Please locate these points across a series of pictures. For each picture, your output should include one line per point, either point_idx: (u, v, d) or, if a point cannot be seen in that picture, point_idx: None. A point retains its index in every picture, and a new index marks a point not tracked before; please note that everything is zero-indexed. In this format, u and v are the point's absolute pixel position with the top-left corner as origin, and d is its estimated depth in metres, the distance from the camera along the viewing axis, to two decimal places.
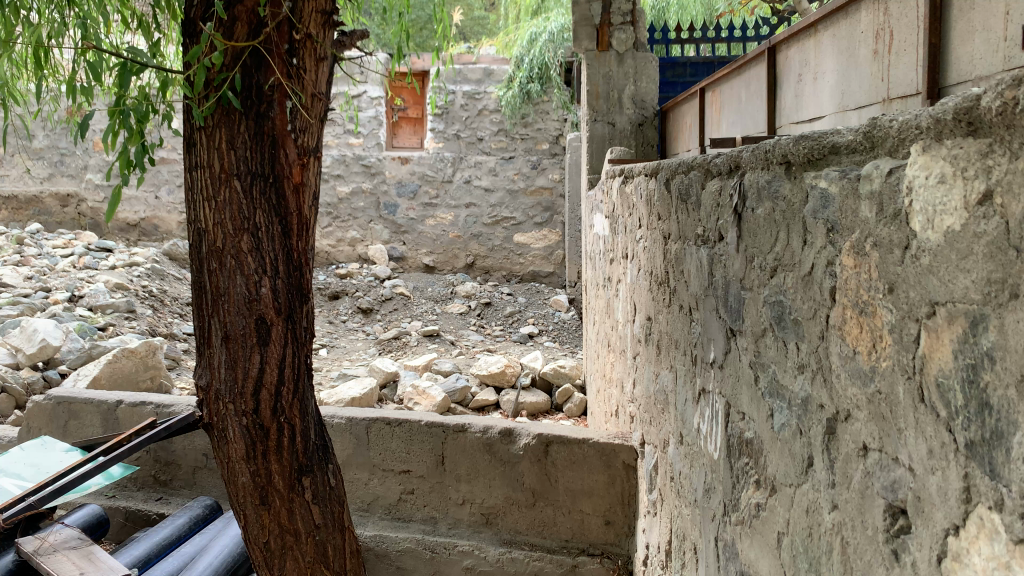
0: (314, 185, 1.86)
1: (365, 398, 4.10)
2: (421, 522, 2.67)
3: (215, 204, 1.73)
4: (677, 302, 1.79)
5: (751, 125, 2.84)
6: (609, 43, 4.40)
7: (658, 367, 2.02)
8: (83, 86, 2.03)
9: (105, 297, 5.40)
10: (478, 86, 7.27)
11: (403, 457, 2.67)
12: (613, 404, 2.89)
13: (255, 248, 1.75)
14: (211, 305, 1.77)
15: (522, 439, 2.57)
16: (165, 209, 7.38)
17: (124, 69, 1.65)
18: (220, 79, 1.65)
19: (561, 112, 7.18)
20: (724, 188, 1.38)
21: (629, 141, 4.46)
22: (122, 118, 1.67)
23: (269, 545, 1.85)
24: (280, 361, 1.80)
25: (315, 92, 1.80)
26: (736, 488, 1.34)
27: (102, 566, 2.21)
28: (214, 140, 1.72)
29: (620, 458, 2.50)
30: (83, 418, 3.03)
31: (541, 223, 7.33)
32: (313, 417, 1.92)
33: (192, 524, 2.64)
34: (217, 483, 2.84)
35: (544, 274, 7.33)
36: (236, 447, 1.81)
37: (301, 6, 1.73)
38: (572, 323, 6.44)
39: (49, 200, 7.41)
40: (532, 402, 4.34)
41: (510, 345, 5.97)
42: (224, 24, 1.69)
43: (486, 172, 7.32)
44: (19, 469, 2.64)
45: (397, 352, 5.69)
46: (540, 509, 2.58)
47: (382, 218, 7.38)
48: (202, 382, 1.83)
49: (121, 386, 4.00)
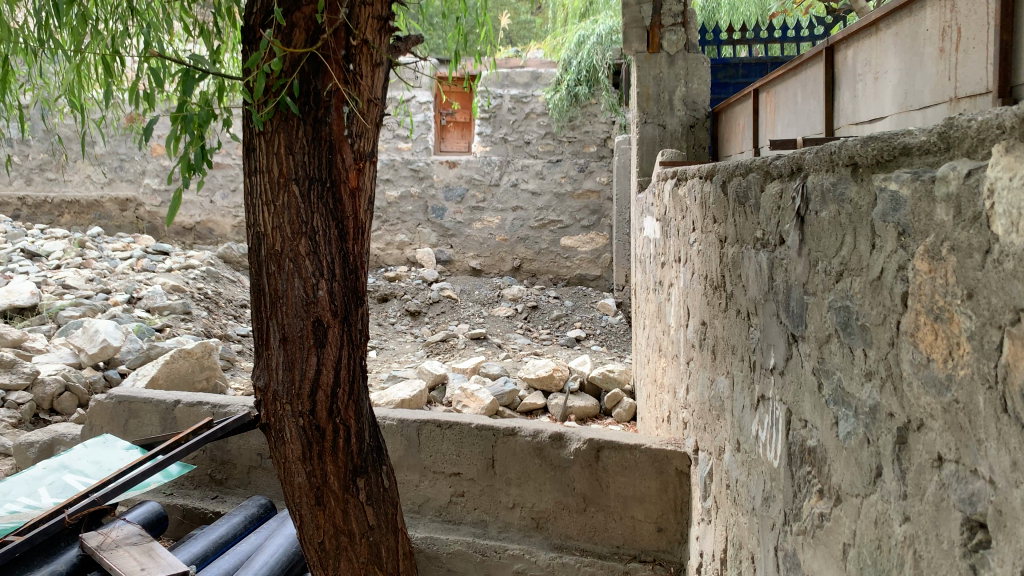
0: (369, 189, 1.88)
1: (414, 400, 4.12)
2: (472, 525, 2.68)
3: (275, 208, 1.76)
4: (734, 307, 1.77)
5: (807, 126, 2.79)
6: (660, 44, 4.36)
7: (713, 372, 1.99)
8: (146, 92, 2.07)
9: (163, 298, 5.54)
10: (526, 90, 7.30)
11: (453, 459, 2.69)
12: (665, 411, 2.86)
13: (313, 251, 1.77)
14: (270, 308, 1.80)
15: (573, 443, 2.55)
16: (220, 213, 7.54)
17: (188, 76, 1.68)
18: (278, 85, 1.68)
19: (609, 115, 7.13)
20: (786, 191, 1.36)
21: (680, 143, 4.41)
22: (183, 123, 1.69)
23: (324, 545, 1.87)
24: (337, 363, 1.82)
25: (371, 97, 1.82)
26: (798, 497, 1.31)
27: (163, 562, 2.28)
28: (273, 146, 1.74)
29: (673, 463, 2.47)
30: (142, 417, 3.10)
31: (588, 226, 7.28)
32: (368, 419, 1.93)
33: (247, 523, 2.69)
34: (271, 483, 2.89)
35: (591, 277, 7.28)
36: (293, 447, 1.84)
37: (358, 13, 1.75)
38: (619, 327, 6.40)
39: (109, 204, 7.63)
40: (580, 406, 4.31)
41: (558, 349, 5.95)
42: (283, 31, 1.72)
43: (533, 175, 7.31)
44: (82, 466, 2.72)
45: (445, 355, 5.72)
46: (591, 514, 2.56)
47: (430, 221, 7.44)
48: (261, 383, 1.86)
49: (178, 385, 4.09)
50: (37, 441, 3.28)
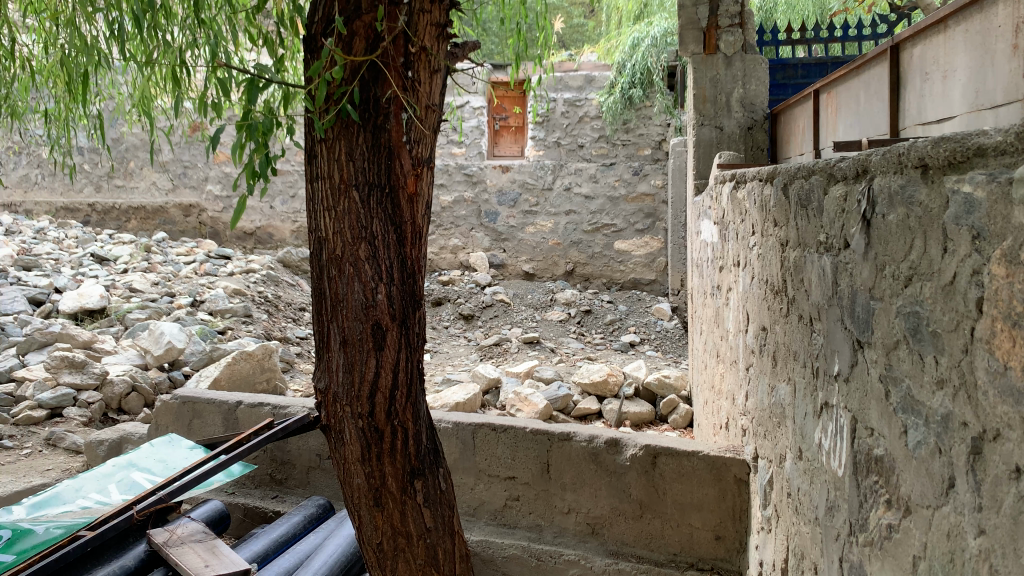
0: (426, 195, 1.90)
1: (468, 403, 4.14)
2: (527, 529, 2.68)
3: (336, 213, 1.79)
4: (796, 311, 1.73)
5: (870, 128, 2.73)
6: (717, 46, 4.32)
7: (774, 380, 1.95)
8: (212, 102, 2.12)
9: (225, 301, 5.69)
10: (580, 93, 7.30)
11: (508, 463, 2.69)
12: (723, 417, 2.82)
13: (372, 256, 1.79)
14: (331, 311, 1.83)
15: (629, 449, 2.54)
16: (279, 218, 7.70)
17: (253, 85, 1.72)
18: (340, 92, 1.71)
19: (664, 117, 7.06)
20: (851, 194, 1.33)
21: (737, 145, 4.36)
22: (248, 131, 1.72)
23: (383, 546, 1.89)
24: (395, 366, 1.84)
25: (428, 104, 1.84)
26: (864, 508, 1.28)
27: (226, 559, 2.34)
28: (334, 153, 1.78)
29: (731, 471, 2.43)
30: (205, 417, 3.18)
31: (642, 230, 7.22)
32: (426, 422, 1.95)
33: (307, 522, 2.73)
34: (329, 483, 2.93)
35: (646, 282, 7.21)
36: (353, 448, 1.86)
37: (417, 20, 1.78)
38: (675, 332, 6.33)
39: (173, 210, 7.86)
40: (636, 412, 4.27)
41: (612, 354, 5.91)
42: (344, 39, 1.75)
43: (587, 178, 7.29)
44: (149, 465, 2.80)
45: (498, 359, 5.73)
46: (648, 521, 2.54)
47: (483, 225, 7.48)
48: (321, 386, 1.89)
49: (240, 386, 4.19)
50: (106, 440, 3.39)
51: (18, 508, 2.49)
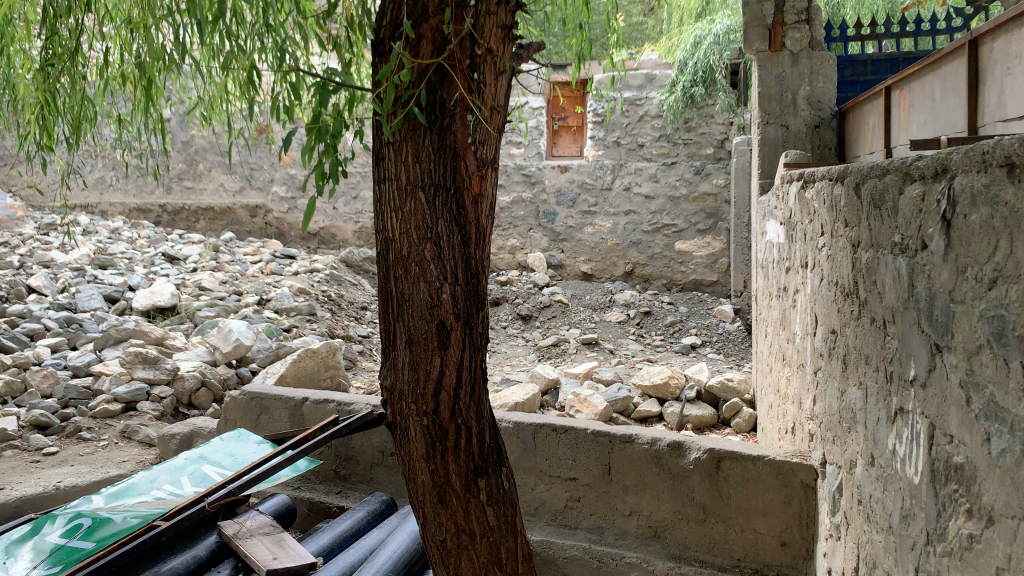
0: (491, 195, 1.90)
1: (528, 403, 4.15)
2: (588, 531, 2.67)
3: (402, 214, 1.82)
4: (868, 313, 1.69)
5: (946, 125, 2.64)
6: (783, 43, 4.25)
7: (845, 383, 1.91)
8: (284, 106, 2.16)
9: (290, 300, 5.81)
10: (640, 92, 7.24)
11: (569, 464, 2.69)
12: (788, 421, 2.77)
13: (438, 256, 1.81)
14: (397, 310, 1.86)
15: (692, 453, 2.51)
16: (342, 219, 7.84)
17: (323, 88, 1.75)
18: (407, 95, 1.74)
19: (727, 116, 6.96)
20: (928, 193, 1.29)
21: (803, 144, 4.26)
22: (318, 133, 1.75)
23: (446, 543, 1.90)
24: (459, 364, 1.86)
25: (494, 105, 1.85)
26: (942, 517, 1.24)
27: (293, 553, 2.40)
28: (401, 154, 1.81)
29: (798, 477, 2.38)
30: (272, 412, 3.26)
31: (704, 230, 7.12)
32: (489, 421, 1.95)
33: (370, 518, 2.78)
34: (392, 479, 2.98)
35: (707, 283, 7.10)
36: (417, 446, 1.89)
37: (483, 22, 1.79)
38: (737, 335, 6.22)
39: (240, 211, 8.08)
40: (697, 415, 4.22)
41: (672, 356, 5.85)
42: (411, 42, 1.79)
43: (647, 178, 7.22)
44: (219, 458, 2.89)
45: (556, 360, 5.74)
46: (711, 525, 2.51)
47: (542, 226, 7.50)
48: (388, 383, 1.93)
49: (305, 383, 4.29)
50: (178, 433, 3.50)
51: (97, 497, 2.59)
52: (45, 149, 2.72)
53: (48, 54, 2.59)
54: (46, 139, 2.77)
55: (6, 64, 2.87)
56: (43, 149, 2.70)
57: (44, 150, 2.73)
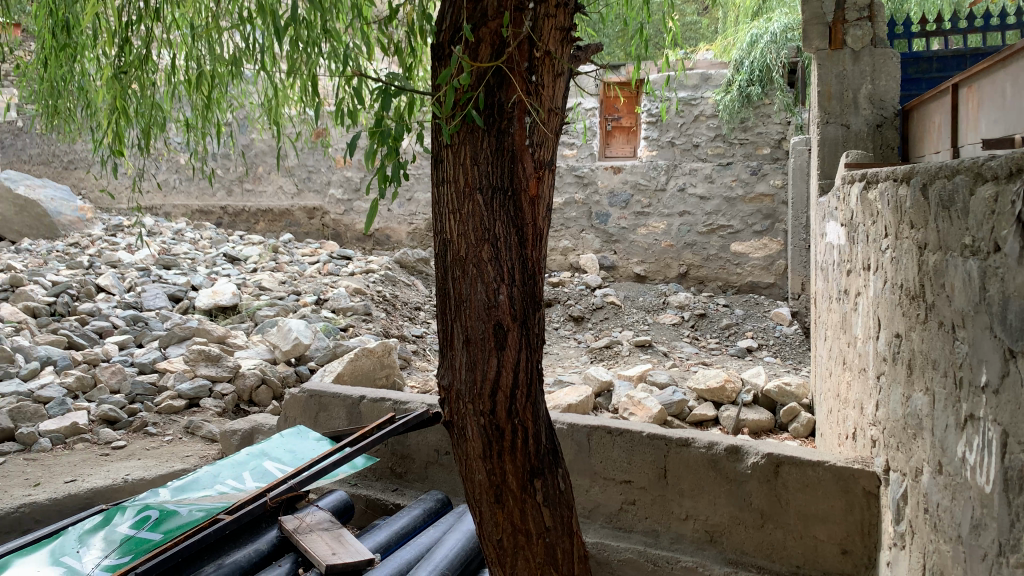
0: (548, 197, 1.90)
1: (581, 405, 4.14)
2: (643, 534, 2.65)
3: (460, 216, 1.84)
4: (935, 317, 1.65)
5: (1016, 124, 2.56)
6: (844, 40, 4.17)
7: (910, 389, 1.86)
8: (348, 111, 2.18)
9: (346, 300, 5.91)
10: (695, 92, 7.15)
11: (624, 467, 2.68)
12: (849, 427, 2.72)
13: (495, 257, 1.83)
14: (455, 311, 1.88)
15: (750, 457, 2.48)
16: (396, 220, 7.92)
17: (385, 92, 1.78)
18: (466, 99, 1.76)
19: (784, 115, 6.82)
20: (1001, 194, 1.26)
21: (865, 143, 4.17)
22: (380, 137, 1.78)
23: (503, 542, 1.91)
24: (516, 365, 1.86)
25: (552, 107, 1.85)
26: (1014, 528, 1.21)
27: (351, 549, 2.45)
28: (460, 157, 1.83)
29: (859, 483, 2.34)
30: (331, 410, 3.32)
31: (761, 232, 6.99)
32: (545, 421, 1.95)
33: (426, 516, 2.81)
34: (447, 478, 3.01)
35: (764, 285, 6.98)
36: (474, 445, 1.90)
37: (542, 24, 1.80)
38: (795, 338, 6.10)
39: (298, 213, 8.24)
40: (754, 419, 4.16)
41: (727, 359, 5.77)
42: (471, 46, 1.81)
43: (702, 178, 7.13)
44: (280, 454, 2.95)
45: (610, 362, 5.72)
46: (769, 531, 2.47)
47: (595, 227, 7.50)
48: (445, 383, 1.95)
49: (361, 382, 4.36)
50: (240, 429, 3.59)
51: (164, 491, 2.67)
52: (116, 154, 2.83)
53: (119, 60, 2.67)
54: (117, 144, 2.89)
55: (81, 73, 2.99)
56: (114, 154, 2.81)
57: (115, 154, 2.85)
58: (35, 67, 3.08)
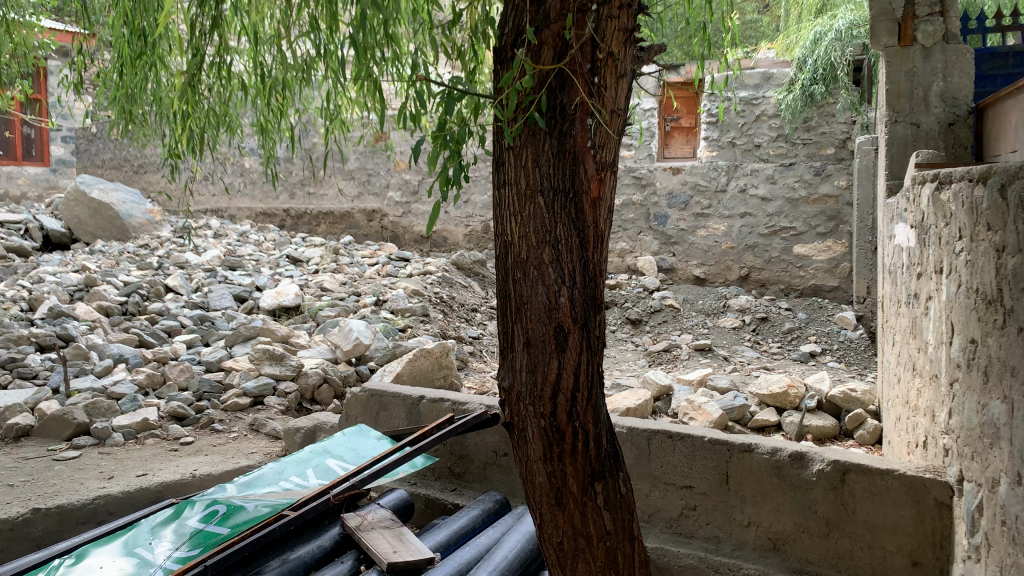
0: (610, 199, 1.89)
1: (639, 409, 4.10)
2: (704, 540, 2.62)
3: (522, 218, 1.84)
4: (1014, 323, 1.59)
5: None
6: (914, 36, 4.06)
7: (986, 397, 1.80)
8: (412, 116, 2.20)
9: (405, 301, 5.99)
10: (757, 91, 7.01)
11: (685, 472, 2.65)
12: (919, 434, 2.64)
13: (556, 260, 1.82)
14: (516, 313, 1.89)
15: (815, 464, 2.43)
16: (454, 222, 7.99)
17: (448, 97, 1.80)
18: (528, 101, 1.77)
19: (849, 114, 6.64)
20: None
21: (936, 143, 4.04)
22: (443, 141, 1.80)
23: (563, 545, 1.91)
24: (577, 368, 1.86)
25: (614, 108, 1.84)
26: None
27: (412, 548, 2.47)
28: (521, 159, 1.84)
29: (931, 494, 2.27)
30: (391, 409, 3.37)
31: (824, 234, 6.83)
32: (606, 425, 1.94)
33: (485, 516, 2.83)
34: (505, 479, 3.02)
35: (827, 288, 6.80)
36: (535, 447, 1.90)
37: (605, 26, 1.79)
38: (860, 343, 5.94)
39: (358, 216, 8.37)
40: (818, 426, 4.07)
41: (790, 364, 5.65)
42: (534, 49, 1.82)
43: (764, 179, 7.00)
44: (342, 453, 3.00)
45: (668, 366, 5.67)
46: (835, 540, 2.42)
47: (653, 228, 7.46)
48: (506, 384, 1.95)
49: (420, 382, 4.41)
50: (303, 427, 3.67)
51: (231, 486, 2.73)
52: (173, 157, 2.93)
53: (188, 69, 2.72)
54: (175, 147, 2.98)
55: (154, 82, 3.10)
56: (171, 156, 2.91)
57: (174, 158, 2.95)
58: (112, 74, 3.18)
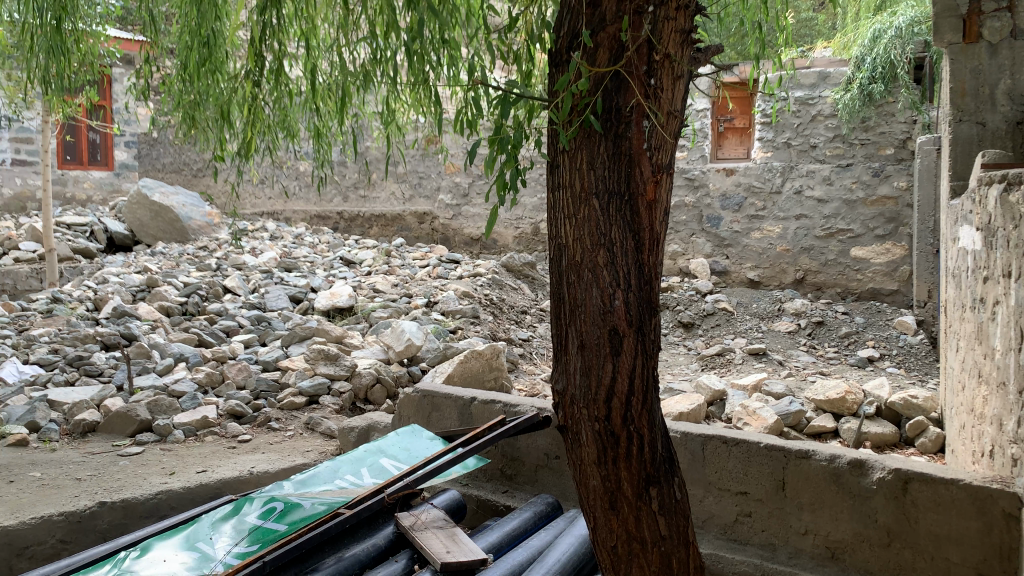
0: (666, 201, 1.88)
1: (693, 413, 4.06)
2: (759, 547, 2.58)
3: (576, 221, 1.84)
4: None
5: None
6: (979, 33, 3.94)
7: None
8: (468, 119, 2.22)
9: (455, 302, 6.02)
10: (813, 91, 6.90)
11: (740, 478, 2.61)
12: (985, 443, 2.56)
13: (611, 263, 1.82)
14: (570, 316, 1.89)
15: (875, 472, 2.38)
16: (504, 225, 8.01)
17: (504, 101, 1.81)
18: (584, 104, 1.77)
19: (910, 113, 6.45)
20: None
21: (1003, 142, 3.93)
22: (498, 145, 1.80)
23: (617, 549, 1.90)
24: (631, 371, 1.85)
25: (671, 110, 1.82)
26: None
27: (465, 548, 2.49)
28: (576, 162, 1.84)
29: (998, 504, 2.19)
30: (443, 410, 3.39)
31: (883, 236, 6.64)
32: (661, 429, 1.92)
33: (537, 519, 2.83)
34: (557, 482, 3.02)
35: (886, 292, 6.62)
36: (589, 450, 1.90)
37: (662, 28, 1.78)
38: (921, 348, 5.76)
39: (409, 218, 8.46)
40: (877, 433, 3.97)
41: (847, 369, 5.53)
42: (589, 51, 1.83)
43: (820, 180, 6.87)
44: (395, 452, 3.03)
45: (721, 370, 5.60)
46: (897, 551, 2.36)
47: (706, 231, 7.40)
48: (560, 387, 1.95)
49: (471, 383, 4.43)
50: (357, 427, 3.72)
51: (288, 484, 2.78)
52: (220, 161, 3.01)
53: (248, 74, 2.79)
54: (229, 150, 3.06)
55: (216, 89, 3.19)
56: (214, 159, 2.98)
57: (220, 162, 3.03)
58: (175, 82, 3.28)
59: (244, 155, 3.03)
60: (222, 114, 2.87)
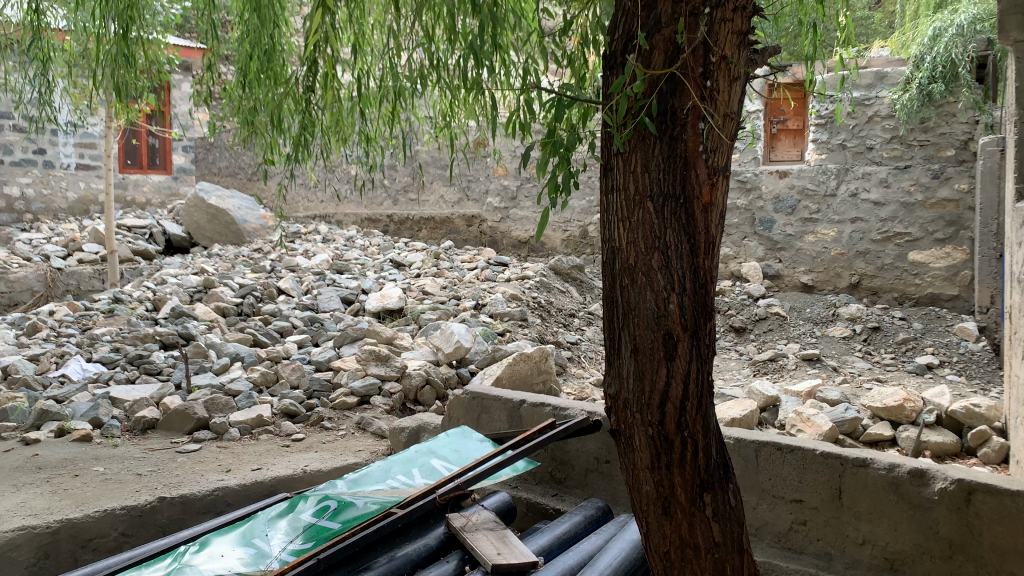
0: (721, 204, 1.86)
1: (745, 419, 4.00)
2: (814, 556, 2.53)
3: (630, 224, 1.84)
4: None
5: None
6: None
7: None
8: (520, 120, 2.23)
9: (504, 305, 6.03)
10: (870, 91, 6.74)
11: (795, 485, 2.57)
12: None
13: (665, 266, 1.81)
14: (623, 319, 1.88)
15: (937, 482, 2.31)
16: (552, 228, 8.01)
17: (558, 103, 1.81)
18: (638, 107, 1.76)
19: (972, 113, 6.28)
20: None
21: None
22: (552, 147, 1.81)
23: (669, 555, 1.89)
24: (686, 376, 1.83)
25: (727, 112, 1.80)
26: None
27: (516, 551, 2.50)
28: (631, 164, 1.84)
29: None
30: (492, 413, 3.40)
31: (943, 240, 6.45)
32: (715, 434, 1.90)
33: (587, 523, 2.82)
34: (606, 486, 3.01)
35: (946, 297, 6.44)
36: (642, 455, 1.89)
37: (718, 29, 1.77)
38: (983, 355, 5.58)
39: (458, 221, 8.52)
40: (938, 442, 3.85)
41: (905, 376, 5.39)
42: (644, 53, 1.82)
43: (876, 183, 6.71)
44: (446, 453, 3.06)
45: (774, 375, 5.51)
46: (959, 564, 2.29)
47: (758, 234, 7.30)
48: (613, 391, 1.95)
49: (520, 385, 4.44)
50: (407, 427, 3.76)
51: (341, 483, 2.82)
52: (271, 164, 3.06)
53: (300, 79, 2.83)
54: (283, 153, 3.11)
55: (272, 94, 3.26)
56: (267, 163, 3.04)
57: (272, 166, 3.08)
58: (234, 88, 3.36)
59: (295, 158, 3.08)
60: (274, 119, 2.92)
